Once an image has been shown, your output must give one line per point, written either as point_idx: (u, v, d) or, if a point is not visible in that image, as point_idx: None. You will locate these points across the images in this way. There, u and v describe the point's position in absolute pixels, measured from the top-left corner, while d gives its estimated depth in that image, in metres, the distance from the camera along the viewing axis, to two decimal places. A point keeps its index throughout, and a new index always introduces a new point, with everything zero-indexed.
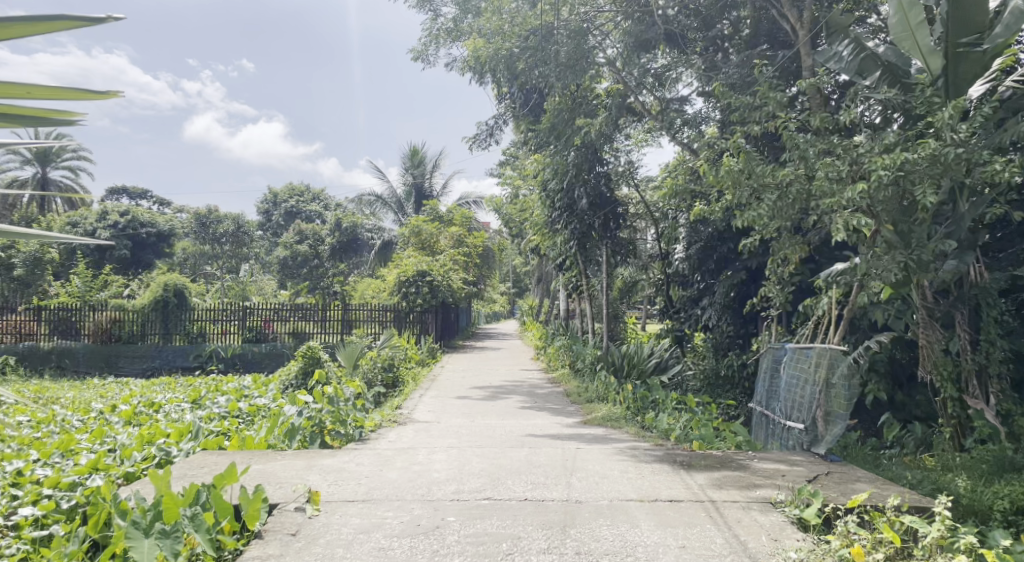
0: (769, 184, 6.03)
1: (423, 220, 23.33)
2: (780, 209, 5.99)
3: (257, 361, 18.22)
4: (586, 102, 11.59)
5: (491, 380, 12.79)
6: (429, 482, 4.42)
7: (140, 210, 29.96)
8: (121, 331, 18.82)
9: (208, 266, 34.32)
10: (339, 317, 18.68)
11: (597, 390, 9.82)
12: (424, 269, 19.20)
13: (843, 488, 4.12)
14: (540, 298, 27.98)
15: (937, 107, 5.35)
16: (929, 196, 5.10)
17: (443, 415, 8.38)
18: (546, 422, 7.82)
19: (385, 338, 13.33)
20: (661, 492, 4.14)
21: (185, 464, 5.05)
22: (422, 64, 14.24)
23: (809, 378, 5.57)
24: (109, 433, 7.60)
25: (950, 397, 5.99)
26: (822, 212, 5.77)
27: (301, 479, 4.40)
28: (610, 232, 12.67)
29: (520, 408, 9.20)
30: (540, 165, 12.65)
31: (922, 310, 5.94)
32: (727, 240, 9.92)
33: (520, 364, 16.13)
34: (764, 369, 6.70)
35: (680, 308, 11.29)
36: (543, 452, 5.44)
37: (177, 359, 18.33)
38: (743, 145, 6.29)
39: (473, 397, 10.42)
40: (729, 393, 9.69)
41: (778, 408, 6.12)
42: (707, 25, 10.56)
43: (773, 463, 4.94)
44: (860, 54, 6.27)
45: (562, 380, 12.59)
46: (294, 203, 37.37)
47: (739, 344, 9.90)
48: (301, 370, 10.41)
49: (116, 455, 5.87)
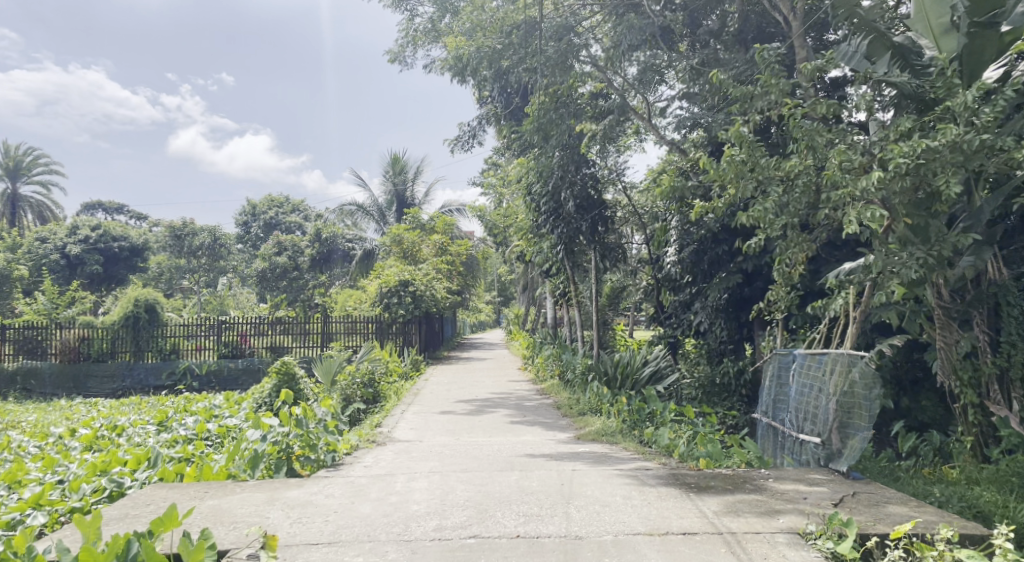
0: (774, 176, 5.55)
1: (405, 229, 22.76)
2: (788, 204, 5.47)
3: (234, 378, 17.48)
4: (571, 102, 11.03)
5: (477, 392, 12.26)
6: (407, 518, 3.87)
7: (111, 224, 29.05)
8: (89, 350, 17.99)
9: (184, 280, 33.40)
10: (320, 330, 18.03)
11: (589, 402, 9.31)
12: (406, 278, 18.40)
13: (877, 514, 3.65)
14: (527, 307, 27.51)
15: (958, 89, 4.97)
16: (953, 184, 4.65)
17: (426, 433, 7.83)
18: (537, 438, 7.31)
19: (365, 351, 12.71)
20: (672, 523, 3.63)
21: (131, 501, 4.47)
22: (400, 66, 13.73)
23: (825, 387, 5.04)
24: (63, 463, 6.93)
25: (969, 404, 5.60)
26: (835, 208, 5.27)
27: (260, 518, 3.85)
28: (598, 236, 11.77)
29: (509, 423, 8.67)
30: (524, 168, 12.20)
31: (938, 309, 5.64)
32: (721, 242, 9.46)
33: (507, 375, 15.58)
34: (769, 376, 6.27)
35: (670, 313, 10.79)
36: (536, 475, 4.92)
37: (150, 378, 17.54)
38: (748, 131, 5.65)
39: (458, 412, 9.84)
40: (726, 401, 9.38)
41: (791, 418, 5.63)
42: (693, 23, 10.28)
43: (791, 484, 4.46)
44: (869, 35, 5.78)
45: (552, 390, 12.05)
46: (273, 215, 35.75)
47: (732, 349, 9.76)
48: (275, 388, 9.67)
49: (64, 488, 5.29)
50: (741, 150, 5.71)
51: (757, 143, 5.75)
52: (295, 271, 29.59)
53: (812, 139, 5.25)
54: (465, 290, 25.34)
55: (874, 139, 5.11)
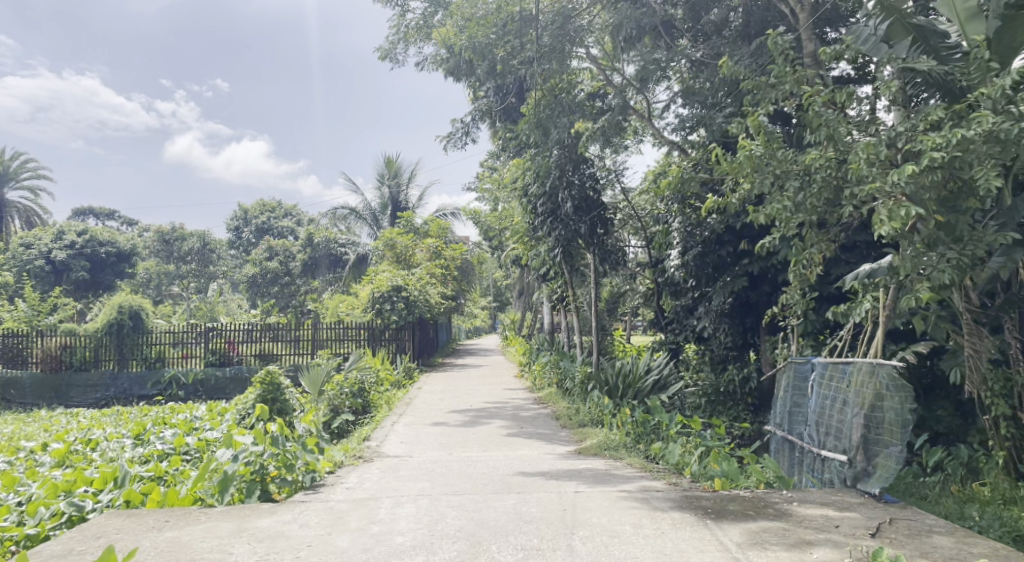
0: (792, 169, 5.11)
1: (398, 233, 22.28)
2: (806, 199, 5.04)
3: (221, 387, 16.92)
4: (568, 100, 10.66)
5: (472, 402, 11.78)
6: (389, 553, 3.41)
7: (98, 229, 28.47)
8: (72, 358, 17.45)
9: (174, 286, 32.81)
10: (311, 337, 17.52)
11: (589, 413, 8.85)
12: (399, 283, 17.88)
13: (923, 548, 3.21)
14: (523, 312, 27.05)
15: (993, 74, 4.54)
16: (992, 179, 4.21)
17: (416, 447, 7.35)
18: (535, 453, 6.84)
19: (355, 358, 12.19)
20: (692, 559, 3.18)
21: (80, 532, 3.98)
22: (390, 64, 13.29)
23: (850, 400, 4.60)
24: (27, 481, 6.41)
25: (1002, 416, 5.21)
26: (858, 204, 4.84)
27: (222, 553, 3.38)
28: (598, 238, 11.25)
29: (505, 435, 8.19)
30: (520, 168, 11.76)
31: (967, 314, 5.20)
32: (726, 243, 9.02)
33: (503, 382, 15.08)
34: (785, 387, 5.89)
35: (672, 319, 10.35)
36: (535, 499, 4.46)
37: (134, 387, 16.98)
38: (765, 123, 5.27)
39: (451, 423, 9.36)
40: (731, 409, 9.30)
41: (812, 433, 5.18)
42: (695, 17, 9.87)
43: (818, 509, 4.02)
44: (889, 18, 5.26)
45: (549, 400, 11.59)
46: (265, 220, 35.23)
47: (735, 356, 9.43)
48: (259, 398, 9.15)
49: (17, 514, 4.78)
50: (758, 141, 5.23)
51: (775, 135, 5.36)
52: (287, 276, 29.18)
53: (834, 129, 4.83)
54: (460, 295, 24.85)
55: (899, 129, 4.69)
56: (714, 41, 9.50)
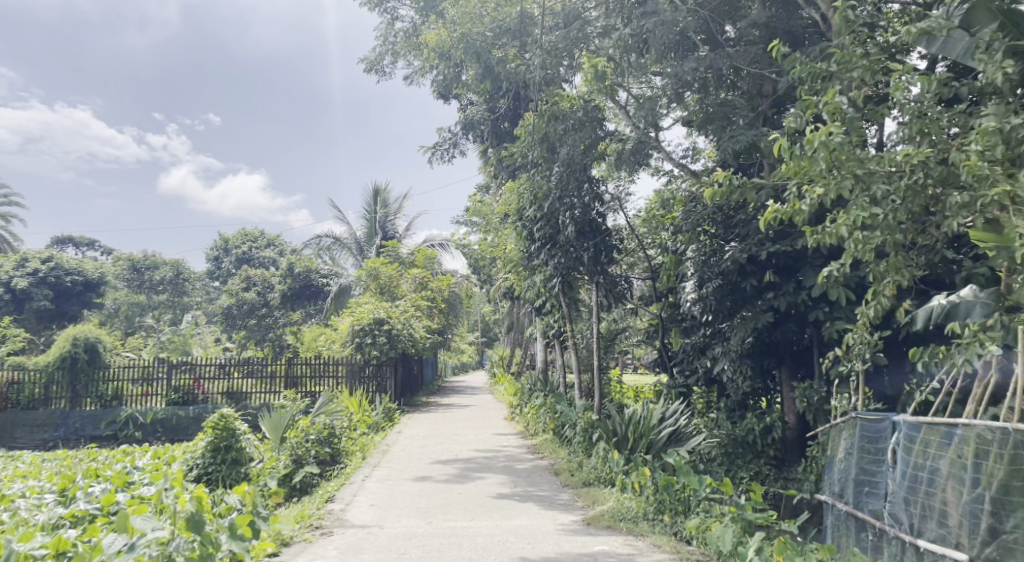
0: (881, 171, 4.12)
1: (382, 262, 20.96)
2: (890, 212, 4.05)
3: (183, 428, 15.38)
4: (572, 114, 9.65)
5: (458, 450, 10.43)
6: None
7: (67, 256, 26.99)
8: (19, 396, 15.89)
9: (146, 318, 31.21)
10: (284, 374, 16.05)
11: (595, 469, 7.59)
12: (382, 316, 16.62)
13: None
14: (513, 348, 25.74)
15: None
16: None
17: (390, 514, 6.04)
18: (536, 523, 5.56)
19: (326, 399, 10.81)
20: None
21: None
22: (377, 76, 12.34)
23: (963, 475, 3.40)
24: None
25: None
26: (963, 217, 3.86)
27: None
28: (602, 267, 10.05)
29: (497, 496, 6.89)
30: (516, 191, 10.67)
31: None
32: (750, 275, 7.83)
33: (492, 427, 13.70)
34: (851, 452, 4.71)
35: (682, 359, 9.23)
36: None
37: (86, 427, 15.40)
38: (843, 104, 4.22)
39: (435, 478, 8.05)
40: (753, 464, 8.14)
41: (898, 513, 3.99)
42: (710, 28, 8.74)
43: None
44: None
45: (545, 449, 10.32)
46: (246, 249, 33.97)
47: (754, 402, 8.50)
48: (209, 447, 7.59)
49: None
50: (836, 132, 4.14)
51: (855, 125, 4.31)
52: (265, 308, 27.74)
53: (931, 121, 3.92)
54: (446, 329, 23.60)
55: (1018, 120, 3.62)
56: (751, 45, 8.26)
